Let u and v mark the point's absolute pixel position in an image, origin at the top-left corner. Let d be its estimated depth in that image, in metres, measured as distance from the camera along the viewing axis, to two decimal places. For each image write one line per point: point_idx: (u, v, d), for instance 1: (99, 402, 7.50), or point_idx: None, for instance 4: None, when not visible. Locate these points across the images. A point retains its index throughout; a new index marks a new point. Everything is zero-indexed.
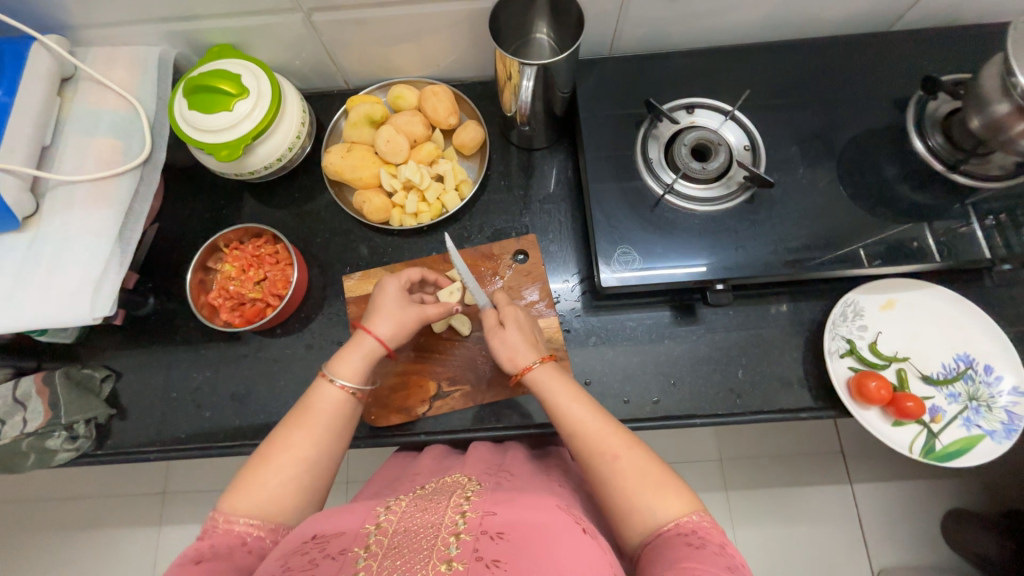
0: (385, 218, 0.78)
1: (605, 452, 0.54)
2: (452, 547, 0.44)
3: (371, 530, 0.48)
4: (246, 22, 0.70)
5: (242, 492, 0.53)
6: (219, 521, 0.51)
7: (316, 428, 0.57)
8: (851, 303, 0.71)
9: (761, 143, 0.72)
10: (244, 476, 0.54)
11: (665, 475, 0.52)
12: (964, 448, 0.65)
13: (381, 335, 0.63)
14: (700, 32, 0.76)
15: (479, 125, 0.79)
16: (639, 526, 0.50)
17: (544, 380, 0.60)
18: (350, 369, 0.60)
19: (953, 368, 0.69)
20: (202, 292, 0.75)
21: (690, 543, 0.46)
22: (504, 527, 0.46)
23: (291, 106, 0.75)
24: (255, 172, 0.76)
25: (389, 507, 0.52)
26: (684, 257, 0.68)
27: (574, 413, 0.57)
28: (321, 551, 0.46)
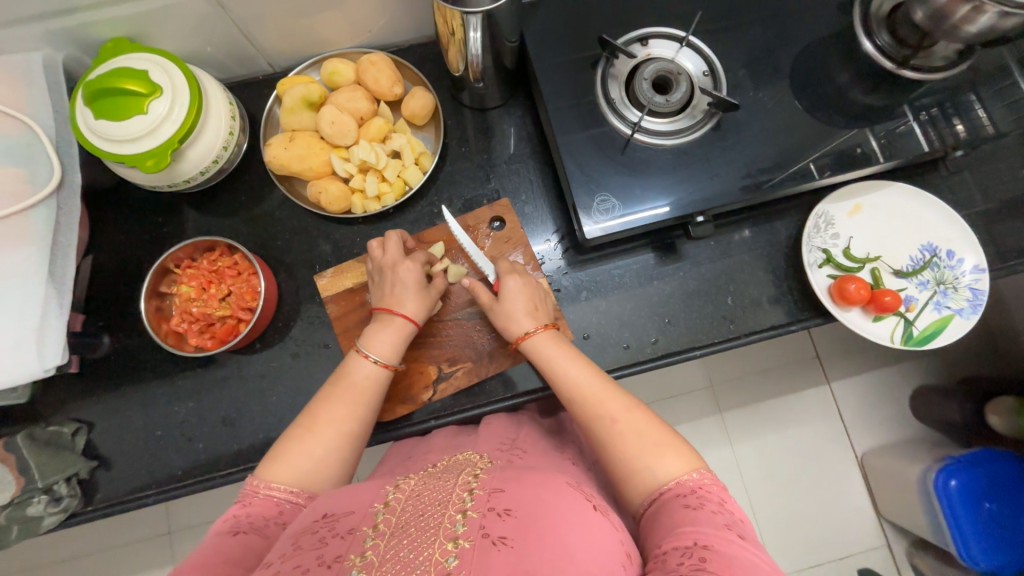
0: (346, 206, 0.72)
1: (605, 416, 0.55)
2: (458, 524, 0.43)
3: (380, 510, 0.47)
4: (140, 8, 0.61)
5: (285, 464, 0.52)
6: (260, 488, 0.51)
7: (351, 398, 0.58)
8: (822, 214, 0.73)
9: (717, 68, 0.71)
10: (284, 445, 0.54)
11: (663, 436, 0.53)
12: (938, 329, 0.70)
13: (409, 314, 0.64)
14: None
15: (427, 90, 0.74)
16: (641, 487, 0.50)
17: (542, 346, 0.62)
18: (384, 345, 0.61)
19: (920, 259, 0.73)
20: (163, 319, 0.69)
21: (688, 504, 0.47)
22: (513, 504, 0.45)
23: (215, 97, 0.67)
24: (191, 180, 0.68)
25: (398, 487, 0.51)
26: (660, 196, 0.67)
27: (572, 379, 0.59)
28: (330, 530, 0.45)
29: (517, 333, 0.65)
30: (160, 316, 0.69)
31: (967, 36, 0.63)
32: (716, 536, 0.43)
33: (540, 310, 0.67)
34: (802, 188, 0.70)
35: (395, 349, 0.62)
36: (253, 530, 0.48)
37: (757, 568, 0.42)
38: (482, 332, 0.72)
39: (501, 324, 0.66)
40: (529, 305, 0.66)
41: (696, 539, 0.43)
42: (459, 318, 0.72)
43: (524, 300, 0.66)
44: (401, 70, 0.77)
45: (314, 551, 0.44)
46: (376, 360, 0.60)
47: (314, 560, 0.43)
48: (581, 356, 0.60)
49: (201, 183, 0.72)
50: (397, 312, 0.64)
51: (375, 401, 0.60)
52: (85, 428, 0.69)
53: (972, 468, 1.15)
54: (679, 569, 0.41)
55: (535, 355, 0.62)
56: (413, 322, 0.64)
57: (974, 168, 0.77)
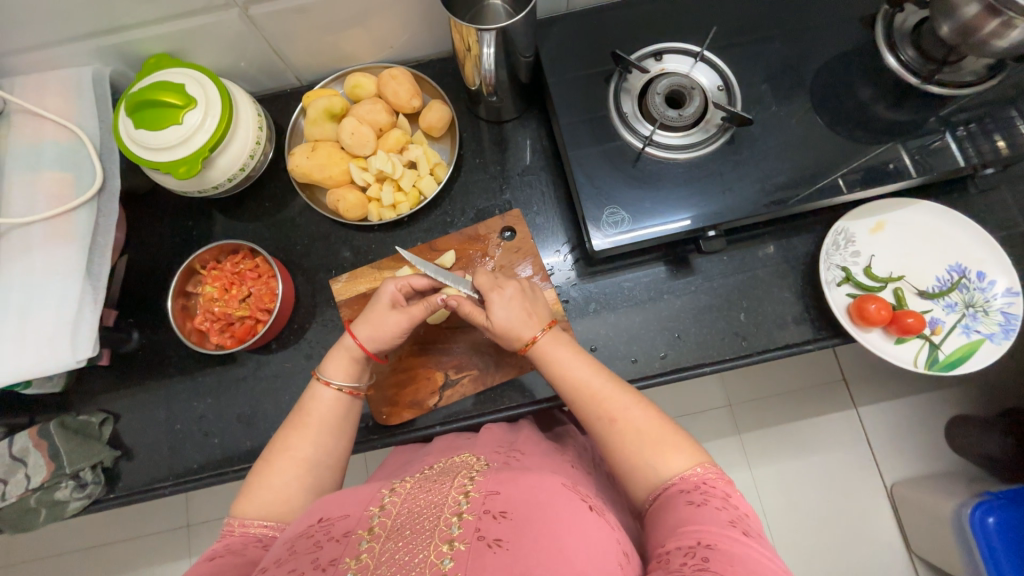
0: (362, 213, 0.75)
1: (605, 415, 0.54)
2: (454, 527, 0.44)
3: (375, 512, 0.48)
4: (180, 26, 0.65)
5: (252, 497, 0.54)
6: (234, 526, 0.52)
7: (309, 427, 0.58)
8: (842, 231, 0.71)
9: (733, 83, 0.70)
10: (250, 481, 0.55)
11: (664, 432, 0.52)
12: (966, 354, 0.66)
13: (360, 338, 0.63)
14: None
15: (444, 103, 0.76)
16: (644, 484, 0.50)
17: (546, 347, 0.61)
18: (337, 369, 0.62)
19: (947, 280, 0.70)
20: (188, 318, 0.73)
21: (691, 500, 0.46)
22: (508, 506, 0.45)
23: (244, 109, 0.71)
24: (219, 186, 0.72)
25: (394, 489, 0.52)
26: (671, 210, 0.67)
27: (572, 379, 0.58)
28: (327, 533, 0.46)
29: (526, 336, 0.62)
30: (185, 315, 0.72)
31: (997, 51, 0.61)
32: (721, 534, 0.42)
33: (533, 317, 0.63)
34: (820, 204, 0.69)
35: (352, 373, 0.62)
36: (230, 555, 0.49)
37: (765, 568, 0.40)
38: (489, 338, 0.72)
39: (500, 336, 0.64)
40: (523, 313, 0.63)
41: (699, 538, 0.42)
42: (467, 326, 0.73)
43: (517, 310, 0.63)
44: (420, 83, 0.79)
45: (310, 554, 0.45)
46: (338, 386, 0.61)
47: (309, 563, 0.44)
48: (583, 354, 0.59)
49: (229, 190, 0.76)
50: (353, 334, 0.64)
51: (331, 429, 0.59)
52: (111, 419, 0.73)
53: (1011, 506, 1.07)
54: (682, 569, 0.40)
55: (539, 359, 0.60)
56: (366, 348, 0.63)
57: (1010, 188, 0.73)
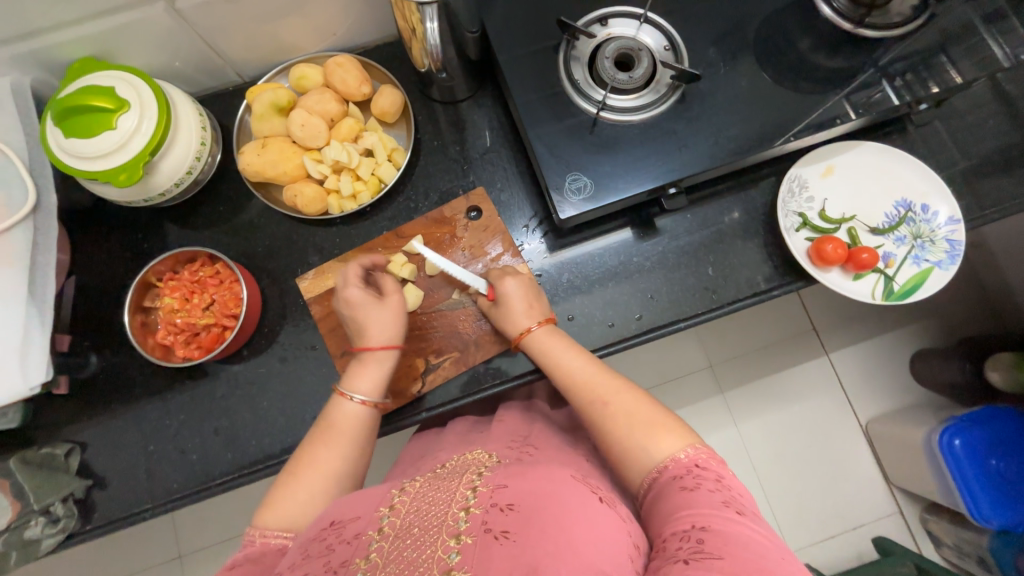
0: (323, 207, 0.73)
1: (597, 399, 0.57)
2: (461, 522, 0.44)
3: (385, 512, 0.47)
4: (102, 26, 0.62)
5: (274, 509, 0.53)
6: (255, 536, 0.51)
7: (337, 439, 0.58)
8: (795, 178, 0.74)
9: (678, 41, 0.71)
10: (274, 491, 0.54)
11: (656, 418, 0.53)
12: (919, 282, 0.70)
13: (381, 342, 0.64)
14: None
15: (395, 88, 0.75)
16: (635, 467, 0.51)
17: (539, 339, 0.64)
18: (367, 383, 0.62)
19: (895, 216, 0.73)
20: (149, 333, 0.69)
21: (684, 485, 0.47)
22: (514, 499, 0.45)
23: (184, 109, 0.67)
24: (166, 192, 0.69)
25: (404, 488, 0.51)
26: (631, 171, 0.67)
27: (567, 367, 0.61)
28: (338, 536, 0.46)
29: (520, 328, 0.66)
30: (146, 330, 0.69)
31: None
32: (714, 515, 0.43)
33: (535, 307, 0.67)
34: (772, 153, 0.71)
35: (375, 384, 0.63)
36: (249, 565, 0.48)
37: (758, 546, 0.41)
38: (467, 320, 0.72)
39: (501, 323, 0.68)
40: (526, 305, 0.66)
41: (694, 521, 0.43)
42: (442, 309, 0.73)
43: (519, 301, 0.66)
44: (367, 69, 0.77)
45: (322, 559, 0.45)
46: (359, 397, 0.61)
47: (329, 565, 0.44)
48: (575, 346, 0.63)
49: (177, 195, 0.73)
50: (370, 345, 0.64)
51: (355, 439, 0.59)
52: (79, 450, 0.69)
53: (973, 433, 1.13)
54: (678, 553, 0.41)
55: (534, 348, 0.64)
56: (389, 347, 0.64)
57: (942, 123, 0.77)
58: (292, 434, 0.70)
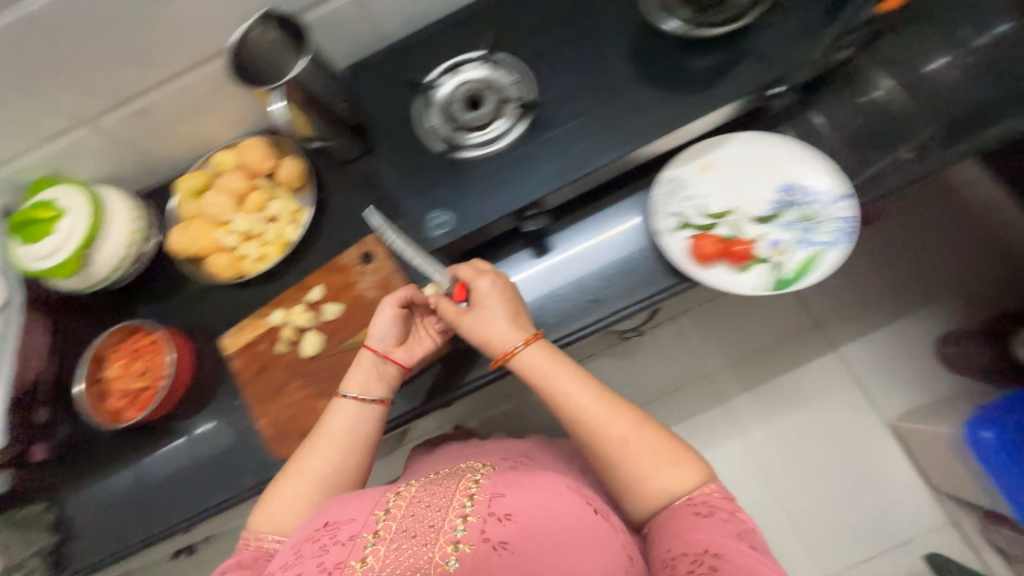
0: (238, 272, 0.82)
1: (623, 436, 0.60)
2: (459, 530, 0.51)
3: (381, 517, 0.54)
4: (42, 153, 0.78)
5: (263, 512, 0.64)
6: (250, 540, 0.63)
7: (330, 444, 0.67)
8: (669, 179, 0.73)
9: (525, 72, 0.75)
10: (263, 500, 0.66)
11: (670, 445, 0.61)
12: (807, 268, 0.67)
13: (402, 361, 0.72)
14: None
15: (295, 158, 0.83)
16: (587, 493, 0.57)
17: (532, 360, 0.64)
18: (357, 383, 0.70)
19: (780, 201, 0.71)
20: (102, 400, 0.80)
21: (700, 512, 0.57)
22: (512, 509, 0.52)
23: (117, 207, 0.80)
24: (110, 279, 0.80)
25: (400, 491, 0.58)
26: (489, 194, 0.70)
27: (573, 393, 0.62)
28: (332, 537, 0.53)
29: (506, 347, 0.65)
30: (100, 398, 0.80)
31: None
32: (727, 545, 0.53)
33: (521, 318, 0.67)
34: (634, 159, 0.71)
35: (370, 386, 0.71)
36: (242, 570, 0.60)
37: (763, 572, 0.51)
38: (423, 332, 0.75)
39: (484, 335, 0.66)
40: (511, 316, 0.66)
41: (706, 547, 0.53)
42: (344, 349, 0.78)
43: (505, 311, 0.67)
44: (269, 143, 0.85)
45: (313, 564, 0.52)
46: (353, 396, 0.69)
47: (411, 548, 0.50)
48: (575, 364, 0.64)
49: (120, 281, 0.82)
50: (370, 346, 0.72)
51: (347, 446, 0.68)
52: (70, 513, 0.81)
53: (987, 420, 0.96)
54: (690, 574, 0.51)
55: (522, 367, 0.64)
56: (406, 367, 0.73)
57: (822, 104, 0.76)
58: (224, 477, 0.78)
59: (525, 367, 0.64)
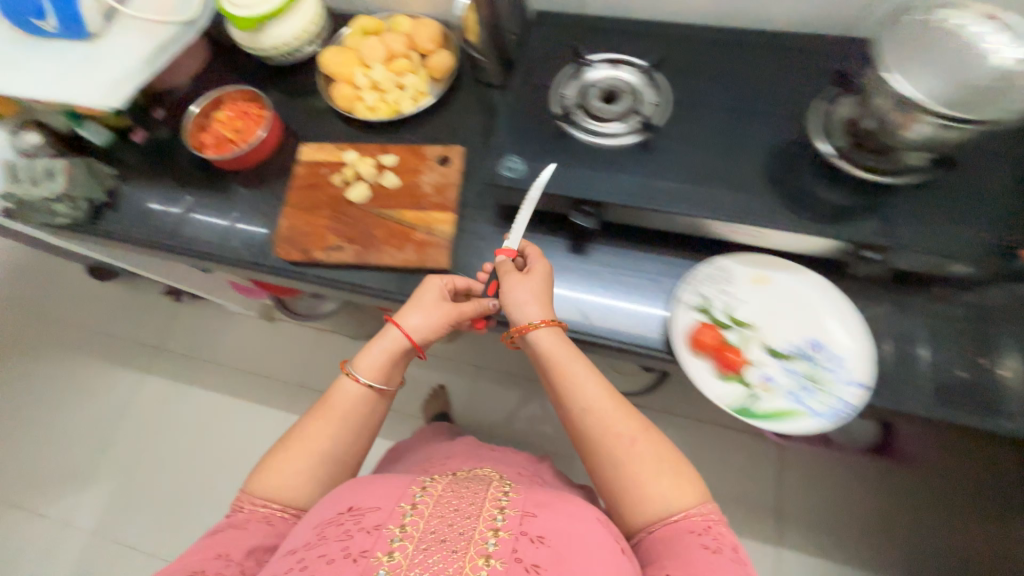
0: (350, 107, 0.92)
1: (626, 434, 0.61)
2: (491, 544, 0.53)
3: (407, 510, 0.57)
4: None
5: (364, 352, 0.70)
6: (245, 504, 0.64)
7: (329, 416, 0.68)
8: (721, 268, 0.74)
9: (667, 100, 0.76)
10: (277, 452, 0.67)
11: (668, 455, 0.61)
12: (782, 416, 0.64)
13: (409, 328, 0.70)
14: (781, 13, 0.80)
15: (452, 55, 0.94)
16: (611, 475, 0.61)
17: (348, 386, 0.69)
18: (367, 365, 0.68)
19: (799, 348, 0.68)
20: (200, 132, 0.94)
21: (703, 541, 0.55)
22: (545, 532, 0.54)
23: (308, 9, 0.94)
24: (267, 52, 0.94)
25: (424, 490, 0.60)
26: (637, 288, 0.76)
27: (375, 354, 0.70)
28: (356, 524, 0.55)
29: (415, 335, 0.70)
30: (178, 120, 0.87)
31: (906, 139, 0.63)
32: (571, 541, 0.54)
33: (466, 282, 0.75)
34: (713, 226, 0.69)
35: (387, 377, 0.70)
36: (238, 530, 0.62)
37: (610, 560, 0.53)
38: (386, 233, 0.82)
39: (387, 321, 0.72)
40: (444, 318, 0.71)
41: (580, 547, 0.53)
42: (364, 209, 0.84)
43: (534, 296, 0.69)
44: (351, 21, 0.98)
45: (234, 531, 0.62)
46: (363, 381, 0.68)
47: (249, 549, 0.60)
48: (400, 362, 0.71)
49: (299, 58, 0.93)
50: (400, 325, 0.71)
51: (339, 420, 0.68)
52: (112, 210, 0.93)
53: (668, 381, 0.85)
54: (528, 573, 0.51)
55: (354, 385, 0.69)
56: (411, 338, 0.70)
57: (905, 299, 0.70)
58: (232, 241, 0.88)
59: (358, 370, 0.69)
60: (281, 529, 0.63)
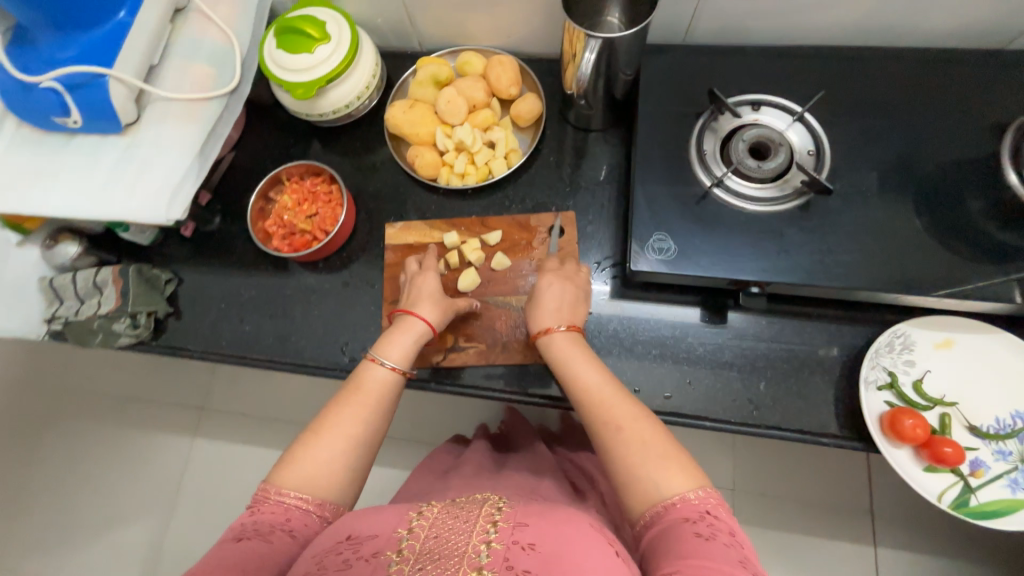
0: (434, 174, 0.80)
1: (612, 421, 0.52)
2: (483, 555, 0.44)
3: (403, 535, 0.48)
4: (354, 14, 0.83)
5: (388, 341, 0.62)
6: (269, 494, 0.51)
7: (361, 403, 0.57)
8: (901, 334, 0.66)
9: (826, 150, 0.67)
10: (294, 450, 0.54)
11: (670, 448, 0.49)
12: (1004, 510, 0.59)
13: (427, 318, 0.65)
14: (937, 33, 0.70)
15: (538, 98, 0.80)
16: (640, 497, 0.48)
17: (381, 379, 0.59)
18: (399, 351, 0.61)
19: (1007, 425, 0.62)
20: (260, 218, 0.81)
21: (696, 531, 0.44)
22: (535, 538, 0.45)
23: (365, 59, 0.80)
24: (323, 115, 0.81)
25: (422, 512, 0.51)
26: (730, 270, 0.64)
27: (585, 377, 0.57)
28: (355, 552, 0.47)
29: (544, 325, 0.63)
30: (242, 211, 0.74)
31: None
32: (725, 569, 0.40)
33: (569, 312, 0.65)
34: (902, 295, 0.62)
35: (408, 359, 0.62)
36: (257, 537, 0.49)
37: None
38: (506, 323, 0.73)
39: (415, 301, 0.67)
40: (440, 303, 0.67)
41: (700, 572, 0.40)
42: (477, 300, 0.74)
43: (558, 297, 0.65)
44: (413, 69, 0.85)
45: (261, 540, 0.49)
46: (388, 364, 0.60)
47: (255, 532, 0.49)
48: (597, 358, 0.59)
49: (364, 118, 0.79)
50: (418, 315, 0.65)
51: (370, 410, 0.57)
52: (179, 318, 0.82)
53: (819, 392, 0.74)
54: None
55: (378, 384, 0.58)
56: (431, 328, 0.65)
57: None
58: (325, 346, 0.78)
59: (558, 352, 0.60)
60: (306, 520, 0.51)
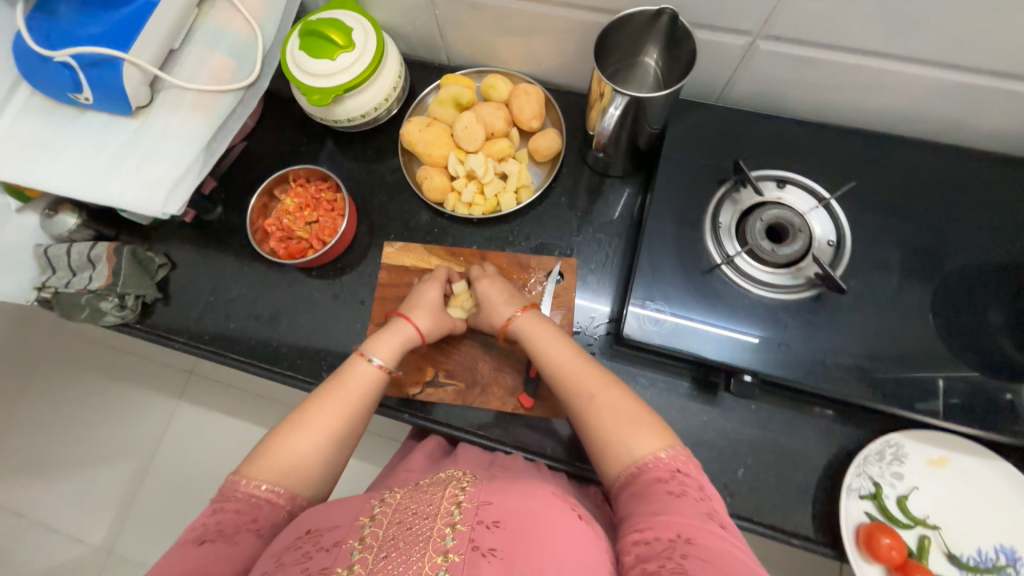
0: (441, 198, 0.78)
1: (587, 390, 0.53)
2: (449, 538, 0.41)
3: (366, 523, 0.45)
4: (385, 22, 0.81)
5: (378, 339, 0.61)
6: (239, 485, 0.49)
7: (344, 396, 0.56)
8: (893, 445, 0.63)
9: (846, 242, 0.64)
10: (267, 442, 0.52)
11: (641, 413, 0.51)
12: None
13: (419, 326, 0.65)
14: (987, 135, 0.66)
15: (558, 135, 0.77)
16: (613, 461, 0.49)
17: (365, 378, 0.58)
18: (388, 350, 0.61)
19: (989, 558, 0.59)
20: (261, 216, 0.79)
21: (670, 489, 0.44)
22: (502, 516, 0.43)
23: (388, 70, 0.77)
24: (338, 122, 0.79)
25: (385, 499, 0.48)
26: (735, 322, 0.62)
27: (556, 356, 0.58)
28: (316, 544, 0.44)
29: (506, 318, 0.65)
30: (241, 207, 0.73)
31: None
32: (700, 528, 0.41)
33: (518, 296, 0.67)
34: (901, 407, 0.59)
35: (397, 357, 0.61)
36: (221, 539, 0.45)
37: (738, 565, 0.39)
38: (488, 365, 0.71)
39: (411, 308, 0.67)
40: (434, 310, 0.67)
41: (678, 530, 0.41)
42: (463, 336, 0.73)
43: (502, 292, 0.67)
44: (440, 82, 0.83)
45: (225, 544, 0.45)
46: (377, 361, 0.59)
47: (217, 534, 0.46)
48: (567, 337, 0.59)
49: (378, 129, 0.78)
50: (409, 321, 0.65)
51: (355, 402, 0.56)
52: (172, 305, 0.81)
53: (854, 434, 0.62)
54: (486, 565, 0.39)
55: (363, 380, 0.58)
56: (420, 336, 0.65)
57: None
58: (305, 356, 0.76)
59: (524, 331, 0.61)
60: (275, 515, 0.49)
